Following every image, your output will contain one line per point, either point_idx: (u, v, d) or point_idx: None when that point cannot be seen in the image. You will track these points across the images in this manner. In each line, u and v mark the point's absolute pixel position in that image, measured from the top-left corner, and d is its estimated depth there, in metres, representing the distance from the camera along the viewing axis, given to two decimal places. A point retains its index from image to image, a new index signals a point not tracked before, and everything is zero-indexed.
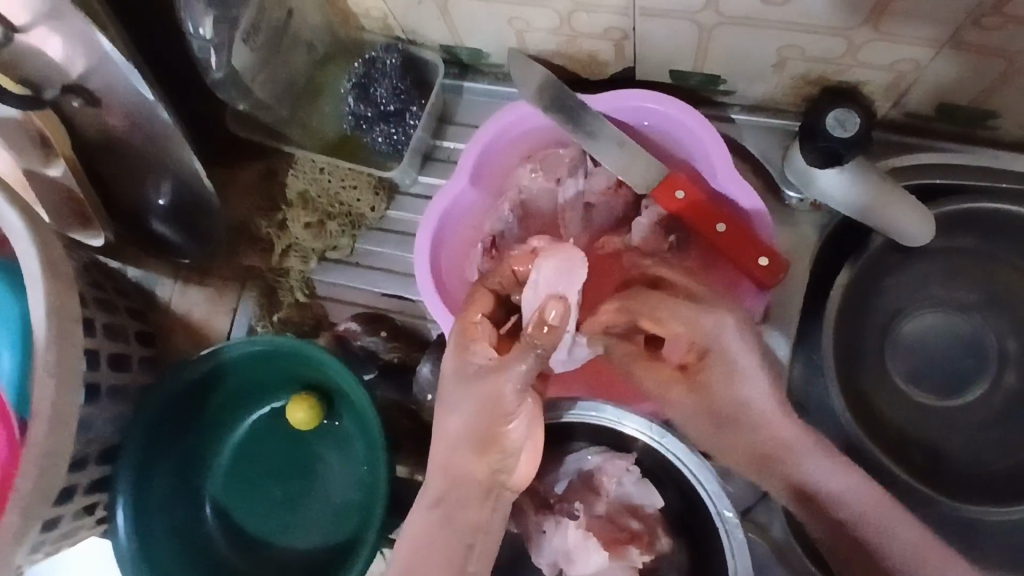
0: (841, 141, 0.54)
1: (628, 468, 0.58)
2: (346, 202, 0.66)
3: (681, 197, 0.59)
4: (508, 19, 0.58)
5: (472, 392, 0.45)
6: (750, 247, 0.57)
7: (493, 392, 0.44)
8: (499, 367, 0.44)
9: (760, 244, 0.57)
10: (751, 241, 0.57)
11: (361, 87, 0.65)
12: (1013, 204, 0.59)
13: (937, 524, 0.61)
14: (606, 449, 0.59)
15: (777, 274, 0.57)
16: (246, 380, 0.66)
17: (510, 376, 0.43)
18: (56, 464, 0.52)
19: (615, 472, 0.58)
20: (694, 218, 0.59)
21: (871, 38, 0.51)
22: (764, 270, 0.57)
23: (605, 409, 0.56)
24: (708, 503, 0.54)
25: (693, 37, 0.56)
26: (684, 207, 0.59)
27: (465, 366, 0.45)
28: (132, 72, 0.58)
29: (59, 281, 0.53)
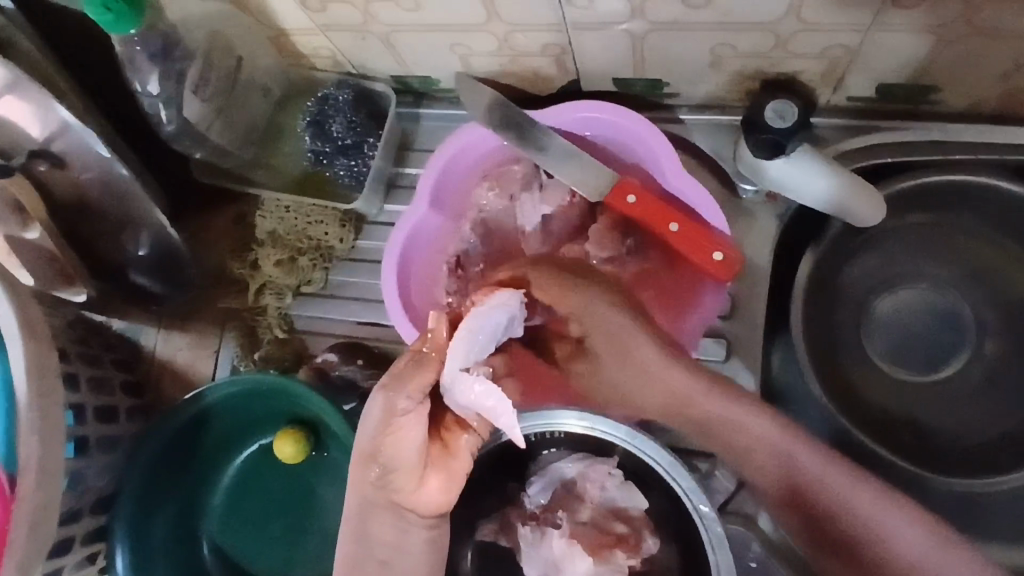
0: (781, 131, 0.56)
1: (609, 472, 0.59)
2: (315, 236, 0.68)
3: (633, 201, 0.60)
4: (449, 45, 0.60)
5: (385, 398, 0.47)
6: (705, 244, 0.59)
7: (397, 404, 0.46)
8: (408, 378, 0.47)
9: (715, 235, 0.59)
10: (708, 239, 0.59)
11: (317, 124, 0.67)
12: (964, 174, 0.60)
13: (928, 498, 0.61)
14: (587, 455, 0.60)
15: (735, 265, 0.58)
16: (234, 420, 0.68)
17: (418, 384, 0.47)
18: (45, 519, 0.53)
19: (597, 478, 0.59)
20: (648, 220, 0.60)
21: (797, 28, 0.52)
22: (719, 264, 0.59)
23: (569, 415, 0.55)
24: (684, 500, 0.53)
25: (628, 45, 0.57)
26: (639, 210, 0.60)
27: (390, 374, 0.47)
28: (90, 135, 0.60)
29: (39, 341, 0.54)
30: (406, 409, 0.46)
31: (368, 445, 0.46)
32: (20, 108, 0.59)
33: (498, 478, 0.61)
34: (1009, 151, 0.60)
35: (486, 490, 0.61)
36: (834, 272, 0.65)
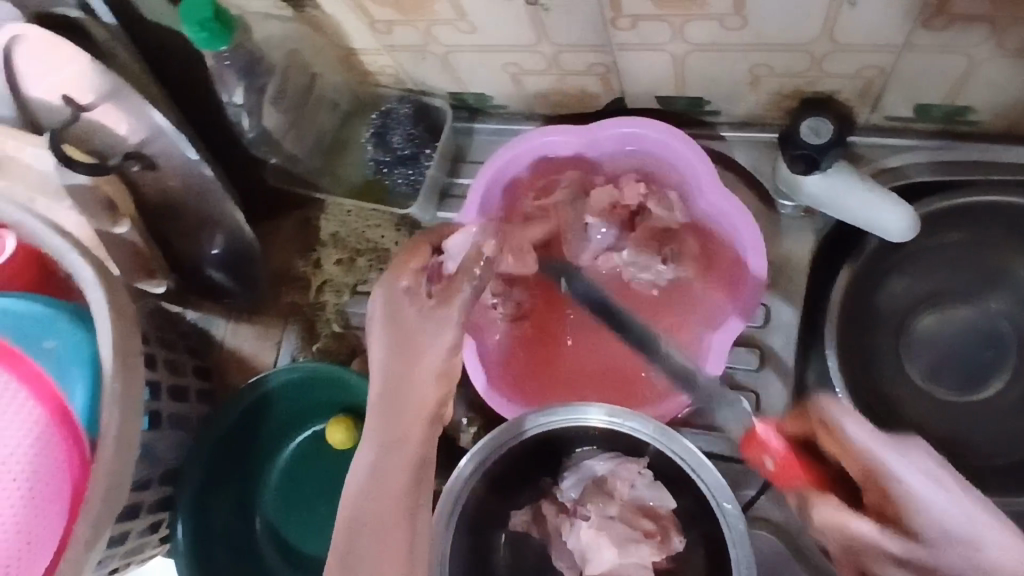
0: (815, 146, 0.58)
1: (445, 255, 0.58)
2: (373, 239, 0.74)
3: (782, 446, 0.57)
4: (503, 65, 0.65)
5: (387, 295, 0.55)
6: (851, 451, 0.51)
7: (391, 312, 0.54)
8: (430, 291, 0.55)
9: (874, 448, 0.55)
10: (847, 441, 0.52)
11: (379, 135, 0.72)
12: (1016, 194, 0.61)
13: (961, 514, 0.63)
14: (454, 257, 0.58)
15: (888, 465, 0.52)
16: (292, 406, 0.73)
17: (391, 286, 0.55)
18: (120, 482, 0.57)
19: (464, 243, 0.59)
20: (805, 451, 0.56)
21: (831, 49, 0.55)
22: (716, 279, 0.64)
23: (590, 411, 0.59)
24: (709, 496, 0.57)
25: (670, 66, 0.60)
26: (793, 457, 0.56)
27: (395, 282, 0.55)
28: (180, 138, 0.66)
29: (125, 321, 0.60)
30: (386, 311, 0.55)
31: (378, 345, 0.54)
32: (116, 114, 0.65)
33: (533, 471, 0.65)
34: None
35: (520, 485, 0.65)
36: (872, 290, 0.67)
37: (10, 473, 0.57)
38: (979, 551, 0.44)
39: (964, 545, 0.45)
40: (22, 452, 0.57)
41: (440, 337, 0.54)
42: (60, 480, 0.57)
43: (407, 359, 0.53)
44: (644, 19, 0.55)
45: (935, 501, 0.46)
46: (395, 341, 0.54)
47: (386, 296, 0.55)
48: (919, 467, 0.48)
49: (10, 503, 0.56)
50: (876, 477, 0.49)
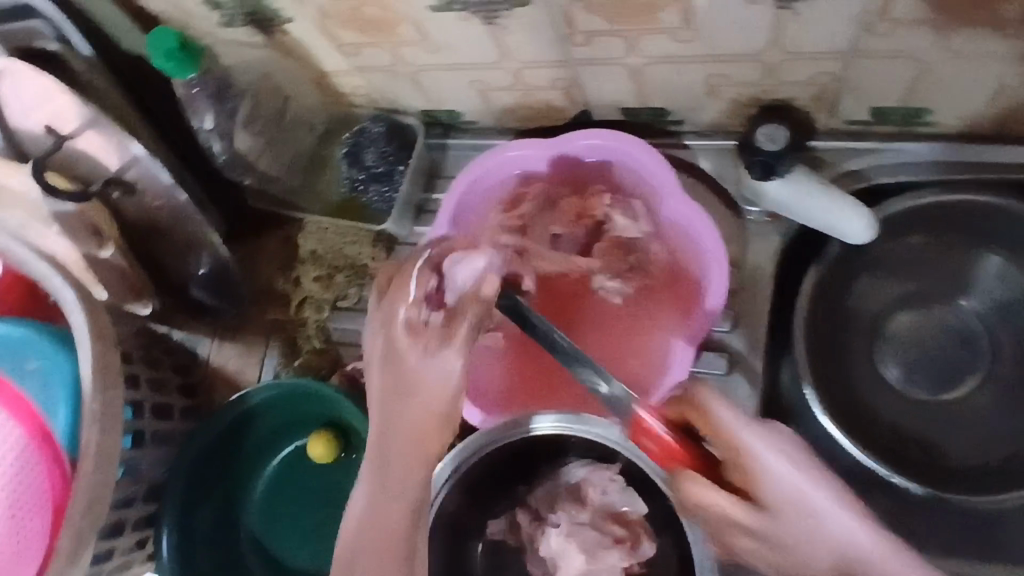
0: (771, 153, 0.59)
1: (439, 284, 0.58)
2: (350, 256, 0.75)
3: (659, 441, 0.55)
4: (469, 82, 0.66)
5: (385, 334, 0.56)
6: (726, 438, 0.53)
7: (390, 352, 0.56)
8: (433, 335, 0.55)
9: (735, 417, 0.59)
10: (724, 430, 0.54)
11: (353, 153, 0.74)
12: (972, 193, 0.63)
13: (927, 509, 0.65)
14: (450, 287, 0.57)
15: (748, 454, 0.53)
16: (276, 421, 0.74)
17: (397, 325, 0.56)
18: (100, 499, 0.59)
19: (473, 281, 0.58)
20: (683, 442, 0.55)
21: (783, 57, 0.56)
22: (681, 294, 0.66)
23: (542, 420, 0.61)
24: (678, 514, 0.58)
25: (630, 78, 0.62)
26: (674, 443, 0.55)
27: (391, 319, 0.57)
28: (156, 165, 0.69)
29: (105, 342, 0.62)
30: (384, 345, 0.56)
31: (379, 383, 0.56)
32: (96, 144, 0.68)
33: (508, 480, 0.66)
34: (1009, 170, 0.62)
35: (498, 494, 0.66)
36: (840, 291, 0.68)
37: None
38: (823, 526, 0.50)
39: (809, 510, 0.50)
40: (5, 471, 0.59)
41: (437, 380, 0.55)
42: (41, 499, 0.59)
43: (405, 400, 0.55)
44: (598, 34, 0.56)
45: (785, 479, 0.51)
46: (391, 382, 0.55)
47: (384, 331, 0.56)
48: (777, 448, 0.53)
49: None
50: (742, 461, 0.53)
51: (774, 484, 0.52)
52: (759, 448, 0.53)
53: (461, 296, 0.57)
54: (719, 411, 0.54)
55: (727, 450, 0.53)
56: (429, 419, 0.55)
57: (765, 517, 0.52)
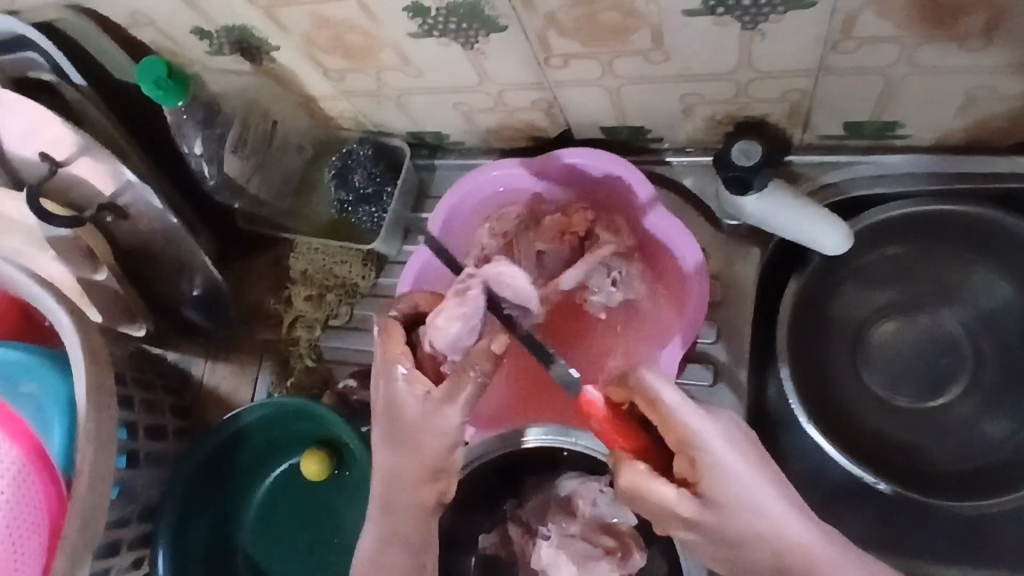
0: (744, 167, 0.60)
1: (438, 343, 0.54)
2: (340, 275, 0.77)
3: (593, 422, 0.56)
4: (453, 104, 0.68)
5: (384, 386, 0.55)
6: (671, 422, 0.53)
7: (391, 402, 0.55)
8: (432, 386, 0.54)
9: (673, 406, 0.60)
10: (669, 413, 0.53)
11: (341, 175, 0.74)
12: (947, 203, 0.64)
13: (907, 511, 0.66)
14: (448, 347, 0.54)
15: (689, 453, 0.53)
16: (270, 440, 0.75)
17: (394, 373, 0.54)
18: (95, 519, 0.60)
19: (465, 329, 0.53)
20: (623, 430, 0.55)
21: (754, 75, 0.58)
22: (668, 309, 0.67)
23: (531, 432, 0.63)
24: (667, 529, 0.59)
25: (608, 98, 0.64)
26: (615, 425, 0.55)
27: (389, 369, 0.54)
28: (145, 189, 0.70)
29: (99, 364, 0.63)
30: (387, 394, 0.55)
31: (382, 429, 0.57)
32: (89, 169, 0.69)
33: (499, 494, 0.68)
34: (982, 180, 0.64)
35: (489, 506, 0.67)
36: (819, 302, 0.70)
37: None
38: (760, 518, 0.50)
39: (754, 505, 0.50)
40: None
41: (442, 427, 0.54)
42: (37, 518, 0.60)
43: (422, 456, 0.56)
44: (575, 57, 0.58)
45: (731, 469, 0.51)
46: (395, 434, 0.56)
47: (385, 377, 0.55)
48: (720, 435, 0.52)
49: None
50: (689, 447, 0.52)
51: (724, 479, 0.51)
52: (712, 442, 0.52)
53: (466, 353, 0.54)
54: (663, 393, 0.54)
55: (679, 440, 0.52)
56: (434, 465, 0.56)
57: (709, 510, 0.50)
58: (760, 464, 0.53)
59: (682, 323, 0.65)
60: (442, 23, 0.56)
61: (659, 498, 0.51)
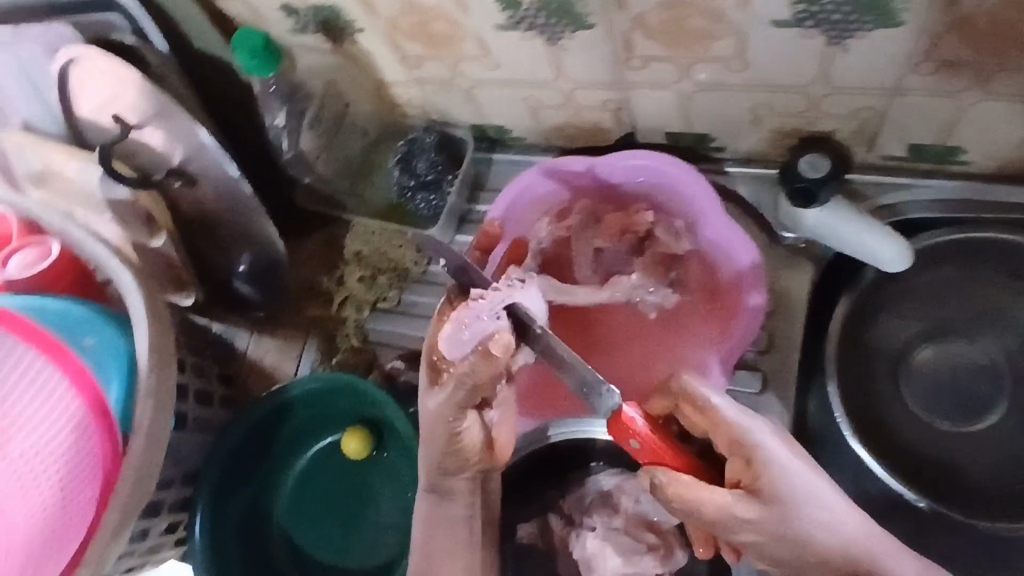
0: (813, 180, 0.62)
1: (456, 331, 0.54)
2: (393, 259, 0.78)
3: (635, 444, 0.55)
4: (523, 99, 0.70)
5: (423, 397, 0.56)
6: (721, 424, 0.55)
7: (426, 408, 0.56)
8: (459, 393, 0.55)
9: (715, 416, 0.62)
10: (719, 417, 0.56)
11: (405, 160, 0.76)
12: (1007, 233, 0.65)
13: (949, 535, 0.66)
14: (460, 333, 0.54)
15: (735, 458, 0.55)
16: (310, 414, 0.76)
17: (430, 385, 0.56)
18: (148, 474, 0.61)
19: (480, 327, 0.54)
20: (664, 450, 0.54)
21: (828, 90, 0.59)
22: (719, 317, 0.68)
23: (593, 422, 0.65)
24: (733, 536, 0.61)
25: (678, 103, 0.65)
26: (657, 442, 0.54)
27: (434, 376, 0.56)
28: (221, 153, 0.72)
29: (160, 325, 0.64)
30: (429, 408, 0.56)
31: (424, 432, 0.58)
32: (161, 134, 0.70)
33: (541, 484, 0.69)
34: None
35: (529, 496, 0.69)
36: (868, 319, 0.71)
37: (42, 462, 0.59)
38: (821, 516, 0.52)
39: (814, 500, 0.52)
40: (55, 443, 0.59)
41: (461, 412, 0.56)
42: (93, 472, 0.60)
43: (443, 441, 0.58)
44: (654, 59, 0.60)
45: (788, 466, 0.53)
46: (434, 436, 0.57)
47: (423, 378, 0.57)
48: (772, 432, 0.55)
49: (41, 490, 0.58)
50: (744, 445, 0.54)
51: (782, 476, 0.52)
52: (766, 439, 0.54)
53: (472, 343, 0.54)
54: (711, 397, 0.57)
55: (731, 440, 0.55)
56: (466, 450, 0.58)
57: (767, 508, 0.52)
58: (813, 461, 0.54)
59: (731, 336, 0.66)
60: (530, 16, 0.58)
61: (713, 500, 0.52)
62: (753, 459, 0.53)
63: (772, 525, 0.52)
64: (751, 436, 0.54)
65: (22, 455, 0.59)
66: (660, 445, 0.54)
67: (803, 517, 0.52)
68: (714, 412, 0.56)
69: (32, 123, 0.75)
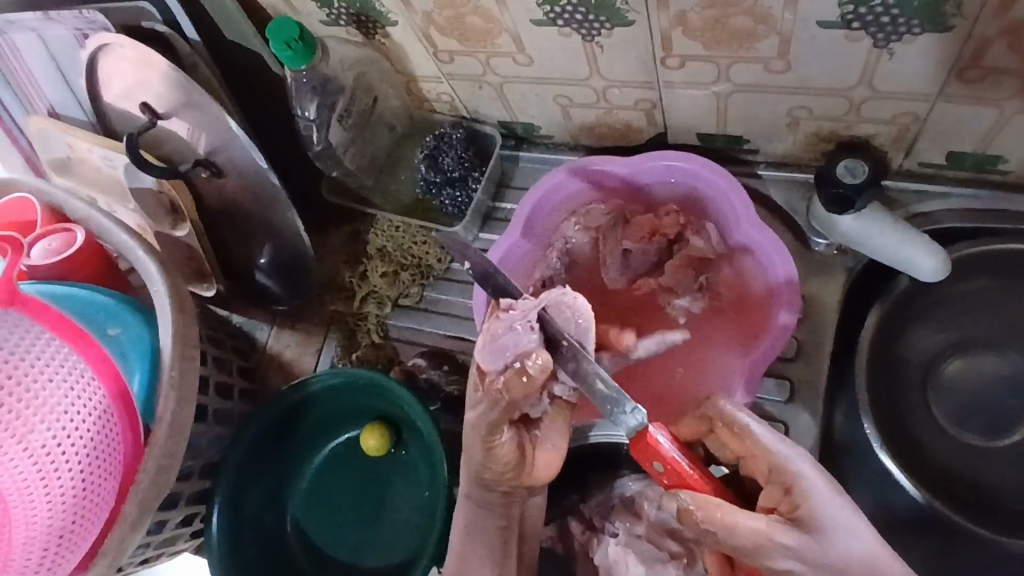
0: (851, 186, 0.60)
1: (492, 345, 0.55)
2: (417, 255, 0.77)
3: (661, 468, 0.54)
4: (554, 97, 0.69)
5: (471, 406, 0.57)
6: (760, 450, 0.54)
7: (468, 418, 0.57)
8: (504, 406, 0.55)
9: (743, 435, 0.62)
10: (756, 442, 0.55)
11: (432, 157, 0.75)
12: None
13: (974, 553, 0.65)
14: (495, 348, 0.55)
15: (773, 485, 0.54)
16: (330, 408, 0.75)
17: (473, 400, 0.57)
18: (169, 465, 0.60)
19: (513, 339, 0.55)
20: (690, 472, 0.53)
21: (869, 96, 0.58)
22: (746, 329, 0.67)
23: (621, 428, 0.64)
24: None
25: (713, 105, 0.64)
26: (683, 466, 0.53)
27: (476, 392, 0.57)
28: (249, 144, 0.70)
29: (184, 315, 0.63)
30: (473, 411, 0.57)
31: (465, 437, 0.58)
32: (187, 125, 0.72)
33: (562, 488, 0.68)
34: None
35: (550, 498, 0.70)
36: (899, 330, 0.69)
37: (64, 453, 0.57)
38: (859, 549, 0.50)
39: (851, 533, 0.51)
40: (78, 434, 0.58)
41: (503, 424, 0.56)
42: (115, 463, 0.60)
43: (480, 450, 0.57)
44: (692, 59, 0.59)
45: (828, 497, 0.51)
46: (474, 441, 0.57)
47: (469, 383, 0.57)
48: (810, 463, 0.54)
49: (61, 483, 0.57)
50: (785, 472, 0.53)
51: (823, 507, 0.51)
52: (806, 469, 0.53)
53: (508, 360, 0.55)
54: (747, 421, 0.56)
55: (769, 466, 0.54)
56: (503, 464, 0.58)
57: (807, 536, 0.50)
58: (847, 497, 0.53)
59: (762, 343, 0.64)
60: (568, 13, 0.57)
61: (752, 526, 0.50)
62: (794, 487, 0.52)
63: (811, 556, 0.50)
64: (791, 464, 0.53)
65: (45, 446, 0.57)
66: (685, 471, 0.53)
67: (843, 548, 0.50)
68: (751, 436, 0.55)
69: (60, 109, 0.77)
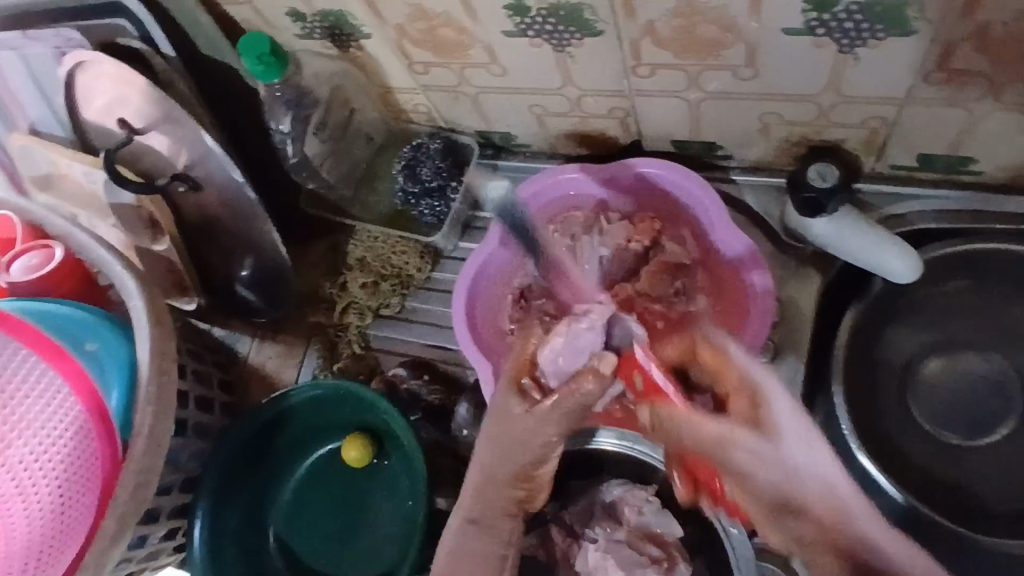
0: (822, 191, 0.61)
1: (562, 354, 0.54)
2: (397, 265, 0.77)
3: (640, 381, 0.53)
4: (529, 106, 0.69)
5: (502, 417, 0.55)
6: (731, 365, 0.50)
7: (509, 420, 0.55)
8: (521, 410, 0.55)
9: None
10: (730, 360, 0.50)
11: (410, 167, 0.76)
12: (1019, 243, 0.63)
13: None
14: (568, 356, 0.54)
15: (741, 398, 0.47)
16: (310, 420, 0.75)
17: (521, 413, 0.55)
18: (147, 480, 0.60)
19: (587, 347, 0.54)
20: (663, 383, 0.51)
21: (837, 100, 0.59)
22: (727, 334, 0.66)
23: (601, 435, 0.64)
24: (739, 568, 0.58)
25: (686, 112, 0.65)
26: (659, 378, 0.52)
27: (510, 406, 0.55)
28: (225, 158, 0.71)
29: (162, 329, 0.63)
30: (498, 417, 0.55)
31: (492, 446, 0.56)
32: (165, 140, 0.72)
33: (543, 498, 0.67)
34: None
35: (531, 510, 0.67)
36: (878, 332, 0.69)
37: (40, 468, 0.58)
38: (824, 472, 0.42)
39: (817, 451, 0.42)
40: (54, 449, 0.58)
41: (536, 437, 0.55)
42: (92, 477, 0.59)
43: (513, 459, 0.56)
44: (663, 67, 0.59)
45: (794, 412, 0.44)
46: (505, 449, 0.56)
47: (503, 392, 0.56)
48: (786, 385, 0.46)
49: (38, 497, 0.58)
50: (749, 383, 0.47)
51: (785, 414, 0.44)
52: (775, 384, 0.46)
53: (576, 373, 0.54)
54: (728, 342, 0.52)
55: (736, 379, 0.49)
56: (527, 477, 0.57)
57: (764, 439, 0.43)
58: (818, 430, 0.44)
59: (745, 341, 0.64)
60: (540, 23, 0.58)
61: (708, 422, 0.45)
62: (756, 397, 0.46)
63: (758, 459, 0.43)
64: (756, 374, 0.47)
65: (22, 462, 0.58)
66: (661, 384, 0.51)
67: (796, 460, 0.42)
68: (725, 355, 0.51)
69: (39, 127, 0.77)
